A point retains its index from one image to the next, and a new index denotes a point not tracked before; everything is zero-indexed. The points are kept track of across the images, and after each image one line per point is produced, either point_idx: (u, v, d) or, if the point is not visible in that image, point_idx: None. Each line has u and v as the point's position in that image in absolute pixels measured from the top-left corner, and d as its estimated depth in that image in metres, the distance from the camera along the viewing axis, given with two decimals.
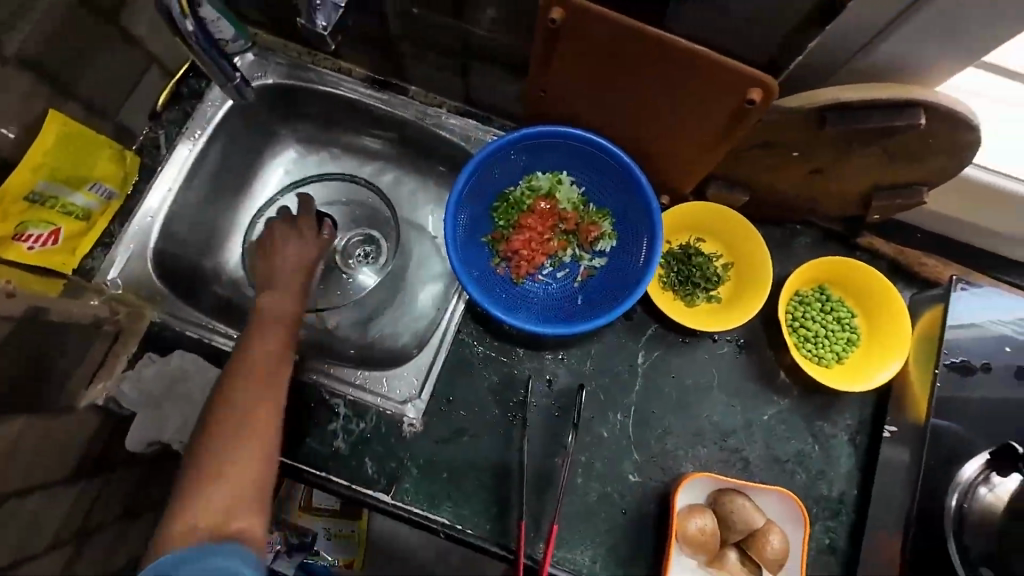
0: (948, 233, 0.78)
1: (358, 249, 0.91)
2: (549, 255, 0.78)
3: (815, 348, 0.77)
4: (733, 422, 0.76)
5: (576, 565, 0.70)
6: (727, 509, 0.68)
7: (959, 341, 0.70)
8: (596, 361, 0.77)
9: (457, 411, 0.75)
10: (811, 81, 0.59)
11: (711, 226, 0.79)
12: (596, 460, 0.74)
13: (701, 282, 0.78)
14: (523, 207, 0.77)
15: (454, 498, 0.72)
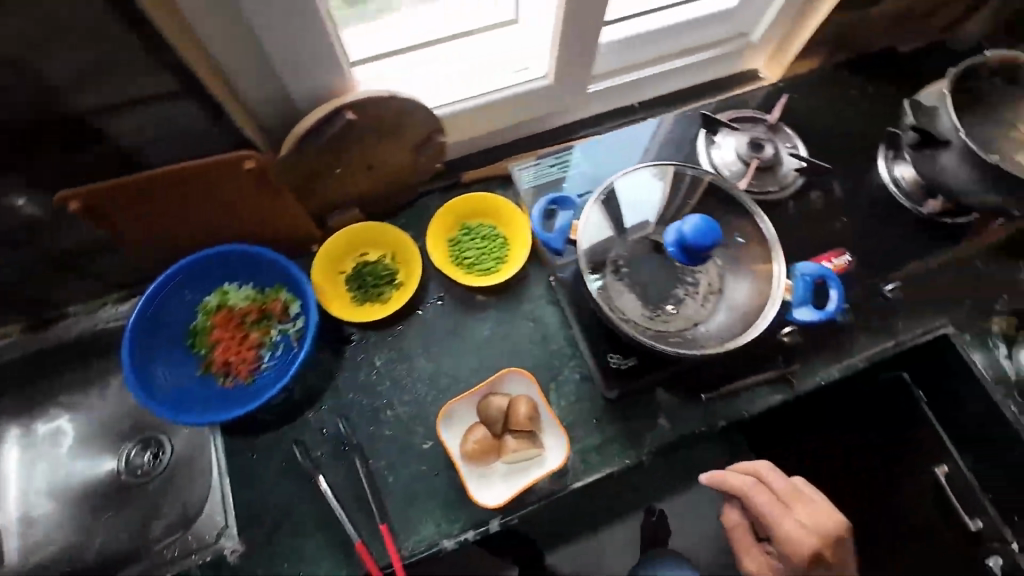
0: (506, 139, 1.05)
1: (139, 456, 0.94)
2: (259, 346, 0.90)
3: (484, 264, 0.98)
4: (469, 351, 0.94)
5: (425, 538, 0.81)
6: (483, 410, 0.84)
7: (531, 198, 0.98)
8: (348, 389, 0.90)
9: (266, 509, 0.83)
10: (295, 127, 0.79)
11: (361, 241, 0.98)
12: (393, 455, 0.86)
13: (381, 281, 0.96)
14: (213, 328, 0.89)
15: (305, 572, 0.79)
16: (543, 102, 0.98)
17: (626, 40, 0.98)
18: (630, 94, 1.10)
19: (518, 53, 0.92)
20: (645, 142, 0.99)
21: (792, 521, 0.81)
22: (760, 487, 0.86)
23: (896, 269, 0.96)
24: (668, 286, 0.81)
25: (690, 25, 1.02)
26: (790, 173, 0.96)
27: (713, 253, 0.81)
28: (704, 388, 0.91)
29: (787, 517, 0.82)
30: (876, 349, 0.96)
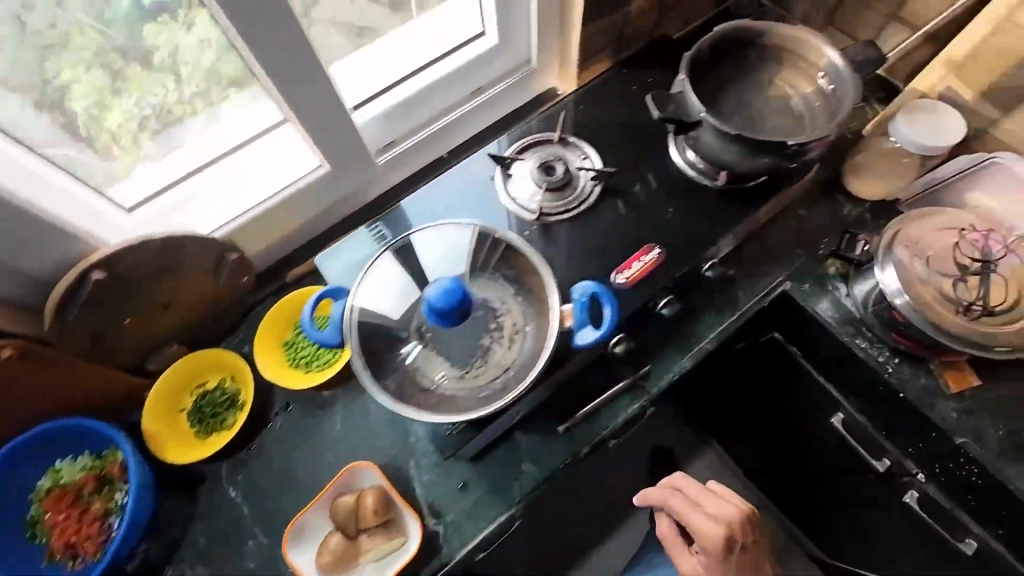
0: (320, 227, 1.05)
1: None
2: (104, 516, 0.86)
3: (320, 362, 0.97)
4: (325, 452, 0.92)
5: None
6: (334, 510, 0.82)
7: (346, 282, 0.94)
8: (207, 528, 0.88)
9: None
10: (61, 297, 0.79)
11: (195, 372, 0.96)
12: None
13: (220, 407, 0.94)
14: (48, 512, 0.86)
15: None
16: (333, 187, 0.99)
17: (393, 109, 1.02)
18: (429, 149, 1.14)
19: (289, 153, 0.92)
20: (445, 194, 0.99)
21: (701, 516, 1.01)
22: (675, 494, 1.06)
23: (715, 243, 0.95)
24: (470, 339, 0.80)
25: (457, 73, 1.06)
26: (588, 183, 0.97)
27: (498, 296, 0.82)
28: (561, 419, 0.90)
29: (699, 513, 1.02)
30: (719, 328, 0.97)
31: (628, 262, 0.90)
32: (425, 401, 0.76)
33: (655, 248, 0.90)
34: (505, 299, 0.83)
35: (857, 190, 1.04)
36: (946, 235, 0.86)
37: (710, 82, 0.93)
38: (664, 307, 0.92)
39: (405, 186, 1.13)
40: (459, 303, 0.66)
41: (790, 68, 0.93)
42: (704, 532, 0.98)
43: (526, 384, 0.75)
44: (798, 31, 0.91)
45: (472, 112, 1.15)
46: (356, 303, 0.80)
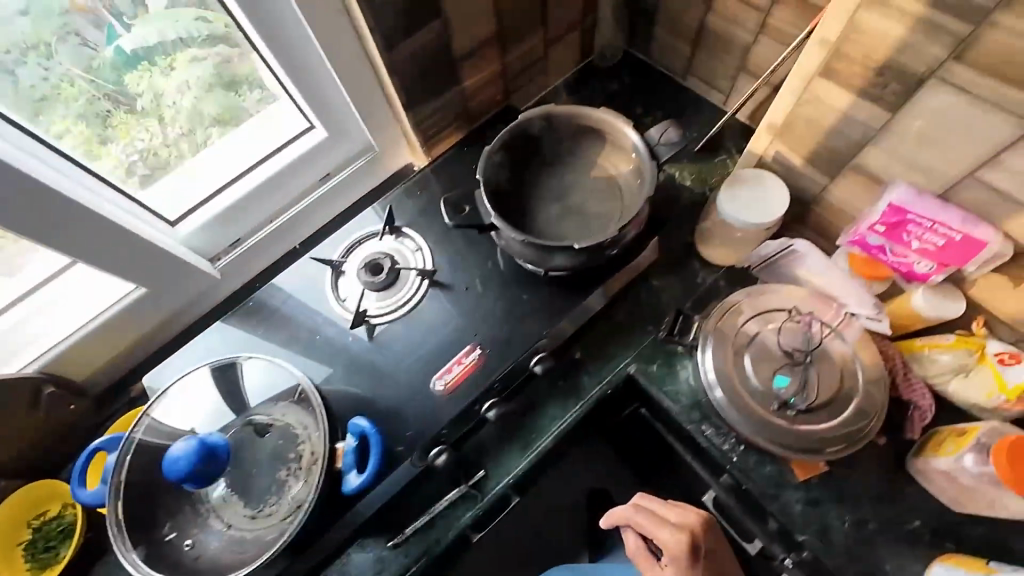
0: (162, 339, 1.04)
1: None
2: None
3: None
4: None
5: None
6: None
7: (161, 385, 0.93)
8: None
9: None
10: None
11: (33, 502, 0.94)
12: None
13: (49, 543, 0.91)
14: None
15: None
16: (159, 306, 0.96)
17: (217, 216, 0.99)
18: (277, 244, 1.11)
19: (97, 281, 0.90)
20: (273, 299, 0.96)
21: (667, 529, 0.78)
22: (636, 511, 0.83)
23: (547, 334, 0.88)
24: (246, 476, 0.78)
25: (288, 169, 1.03)
26: (414, 280, 0.93)
27: (280, 424, 0.81)
28: (391, 534, 0.86)
29: (664, 526, 0.79)
30: (562, 421, 0.92)
31: (448, 366, 0.86)
32: (198, 550, 0.76)
33: (476, 347, 0.87)
34: (287, 425, 0.81)
35: (710, 257, 0.98)
36: (769, 317, 0.81)
37: (523, 174, 0.91)
38: (491, 410, 0.88)
39: (254, 284, 1.11)
40: (197, 465, 0.63)
41: (608, 148, 0.89)
42: (669, 547, 0.76)
43: (292, 529, 0.73)
44: (607, 117, 0.87)
45: (321, 200, 1.12)
46: (152, 414, 0.81)
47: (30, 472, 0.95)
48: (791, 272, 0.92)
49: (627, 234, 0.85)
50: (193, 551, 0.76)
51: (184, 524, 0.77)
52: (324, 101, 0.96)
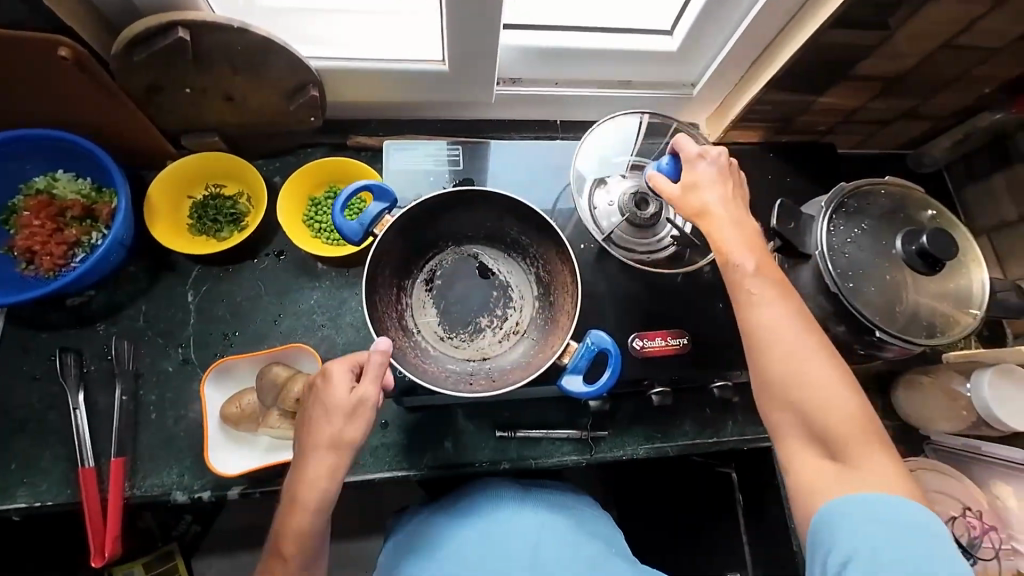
0: (406, 116, 1.01)
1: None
2: (72, 243, 0.86)
3: (331, 234, 0.93)
4: (281, 312, 0.90)
5: (160, 484, 0.79)
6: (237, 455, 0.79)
7: (398, 169, 0.92)
8: (151, 310, 0.88)
9: (14, 405, 0.80)
10: (134, 20, 0.72)
11: (222, 173, 0.94)
12: (165, 394, 0.83)
13: (223, 219, 0.92)
14: (27, 212, 0.85)
15: (29, 481, 0.77)
16: (438, 88, 0.92)
17: (541, 49, 0.92)
18: (546, 108, 1.05)
19: (416, 30, 0.85)
20: (549, 162, 0.96)
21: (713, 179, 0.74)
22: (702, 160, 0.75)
23: (739, 368, 0.89)
24: (476, 314, 0.77)
25: (623, 55, 0.95)
26: (666, 238, 0.91)
27: (534, 296, 0.78)
28: (502, 425, 0.88)
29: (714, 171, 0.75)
30: (694, 441, 0.91)
31: (653, 333, 0.87)
32: (379, 326, 0.69)
33: (686, 337, 0.87)
34: (531, 302, 0.78)
35: (900, 406, 0.97)
36: None
37: (874, 222, 0.76)
38: (657, 394, 0.89)
39: (501, 126, 1.07)
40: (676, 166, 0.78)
41: (957, 283, 0.76)
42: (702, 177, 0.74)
43: (463, 394, 0.68)
44: (971, 258, 0.77)
45: (610, 100, 1.05)
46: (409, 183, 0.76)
47: (234, 146, 0.95)
48: (980, 477, 0.90)
49: (887, 352, 0.79)
50: (379, 321, 0.69)
51: (383, 288, 0.72)
52: (714, 22, 0.89)
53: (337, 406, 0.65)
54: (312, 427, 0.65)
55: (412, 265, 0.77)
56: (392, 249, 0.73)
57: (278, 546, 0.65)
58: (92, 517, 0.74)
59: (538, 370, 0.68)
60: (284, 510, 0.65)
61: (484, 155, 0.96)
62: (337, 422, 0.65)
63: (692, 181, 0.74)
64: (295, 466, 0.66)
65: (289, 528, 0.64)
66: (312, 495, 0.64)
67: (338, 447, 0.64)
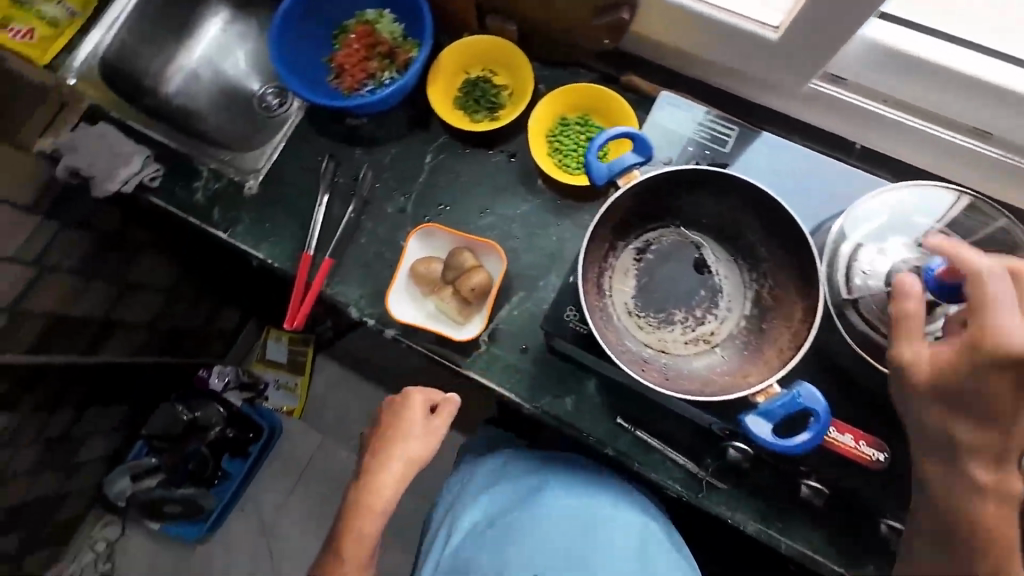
0: (692, 73, 0.92)
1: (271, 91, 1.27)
2: (370, 74, 1.00)
3: (565, 159, 0.94)
4: (489, 207, 0.95)
5: (345, 295, 0.93)
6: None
7: (659, 125, 0.86)
8: (396, 155, 0.99)
9: (283, 181, 1.00)
10: None
11: (500, 61, 0.98)
12: (377, 228, 0.96)
13: (484, 103, 0.97)
14: (352, 35, 1.00)
15: (271, 241, 0.97)
16: (749, 58, 0.81)
17: (904, 55, 0.73)
18: (857, 126, 0.87)
19: None
20: (827, 186, 0.81)
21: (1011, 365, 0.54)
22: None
23: None
24: (673, 303, 0.71)
25: (1010, 100, 0.72)
26: (930, 336, 0.72)
27: (745, 319, 0.69)
28: (625, 415, 0.85)
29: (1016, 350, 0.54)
30: (816, 556, 0.77)
31: (846, 428, 0.74)
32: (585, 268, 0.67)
33: (887, 455, 0.73)
34: (736, 320, 0.70)
35: None
36: None
37: None
38: (807, 487, 0.76)
39: (789, 123, 0.92)
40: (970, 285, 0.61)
41: None
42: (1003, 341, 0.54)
43: (629, 375, 0.65)
44: None
45: (947, 146, 0.83)
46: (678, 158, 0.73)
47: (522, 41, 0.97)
48: None
49: None
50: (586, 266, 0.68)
51: (601, 236, 0.69)
52: None
53: (419, 429, 0.78)
54: (391, 444, 0.77)
55: (636, 226, 0.72)
56: (625, 204, 0.69)
57: (340, 548, 0.73)
58: (298, 293, 0.91)
59: (719, 395, 0.63)
60: (344, 520, 0.74)
61: (758, 147, 0.83)
62: (414, 446, 0.77)
63: (985, 302, 0.56)
64: (359, 483, 0.76)
65: (358, 532, 0.73)
66: (381, 504, 0.74)
67: (411, 463, 0.76)
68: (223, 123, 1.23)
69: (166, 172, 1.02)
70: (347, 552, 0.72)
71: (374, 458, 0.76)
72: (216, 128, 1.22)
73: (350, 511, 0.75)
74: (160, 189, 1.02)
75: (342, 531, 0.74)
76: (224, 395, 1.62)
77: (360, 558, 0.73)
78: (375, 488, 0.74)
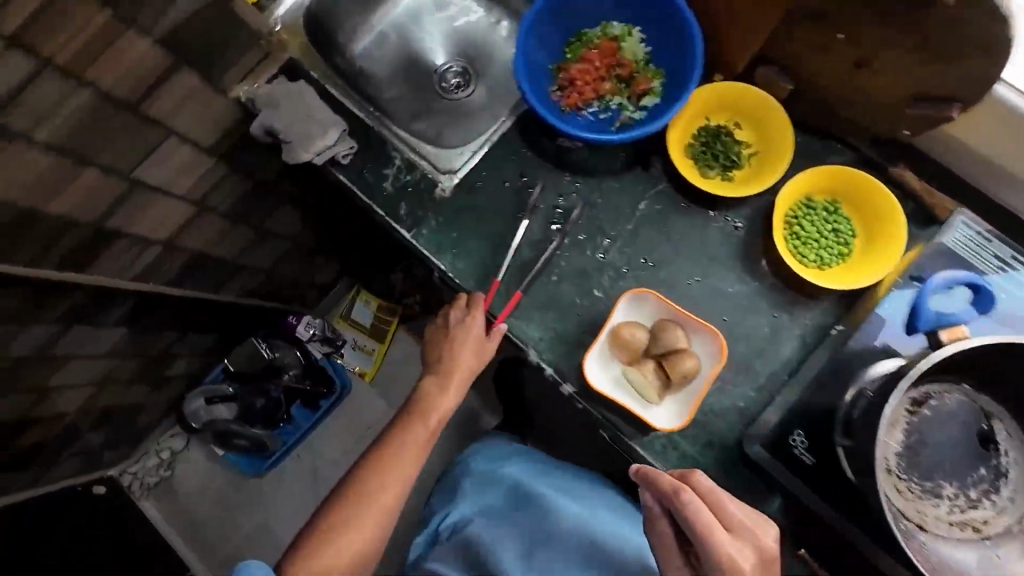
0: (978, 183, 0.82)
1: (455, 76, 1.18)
2: (598, 95, 0.90)
3: (806, 248, 0.83)
4: (699, 277, 0.86)
5: (525, 334, 0.87)
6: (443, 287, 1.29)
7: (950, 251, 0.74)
8: (607, 193, 0.90)
9: (479, 191, 0.93)
10: None
11: (751, 115, 0.87)
12: (571, 269, 0.88)
13: (721, 160, 0.86)
14: (590, 48, 0.90)
15: (455, 253, 0.91)
16: None
17: None
18: None
19: None
20: None
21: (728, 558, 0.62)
22: None
23: None
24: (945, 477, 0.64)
25: None
26: None
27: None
28: None
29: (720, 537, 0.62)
30: None
31: None
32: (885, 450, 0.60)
33: None
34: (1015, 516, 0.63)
35: None
36: None
37: None
38: None
39: None
40: None
41: None
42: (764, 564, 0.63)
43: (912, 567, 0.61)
44: None
45: None
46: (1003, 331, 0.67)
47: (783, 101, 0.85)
48: None
49: None
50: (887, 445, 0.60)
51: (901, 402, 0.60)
52: None
53: (456, 316, 0.87)
54: (455, 349, 0.87)
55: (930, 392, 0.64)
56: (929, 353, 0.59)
57: (420, 412, 0.87)
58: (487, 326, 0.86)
59: None
60: (416, 406, 0.87)
61: None
62: (467, 358, 0.86)
63: None
64: (433, 375, 0.88)
65: (427, 411, 0.87)
66: (447, 406, 0.87)
67: (471, 368, 0.87)
68: (403, 94, 1.18)
69: (359, 148, 0.96)
70: (418, 432, 0.86)
71: (454, 356, 0.87)
72: (395, 97, 1.16)
73: (417, 407, 0.88)
74: (347, 167, 0.96)
75: (411, 419, 0.87)
76: (307, 345, 1.67)
77: (427, 438, 0.87)
78: (451, 389, 0.87)
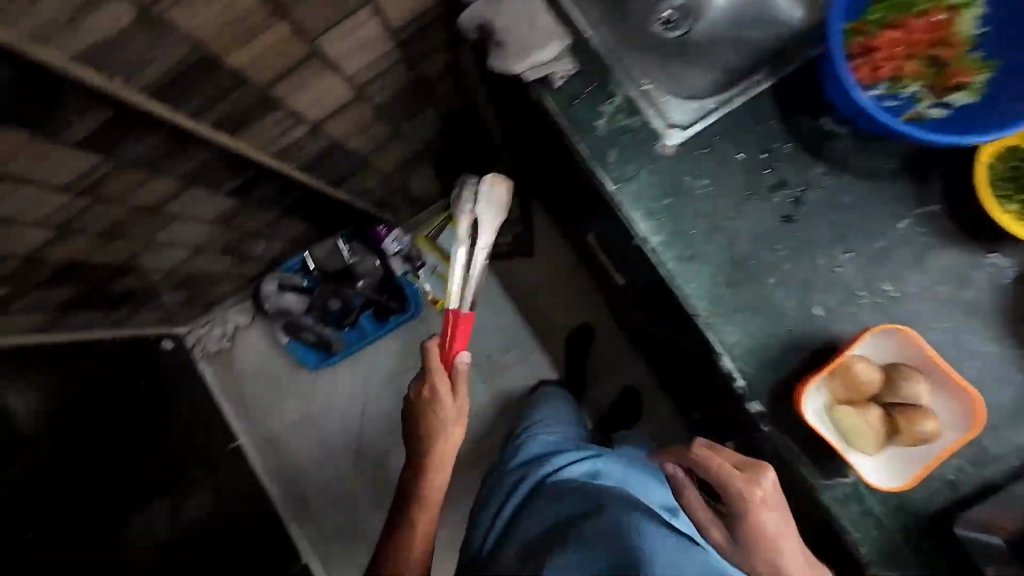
0: None
1: (668, 12, 0.84)
2: (896, 74, 0.73)
3: None
4: (946, 324, 0.73)
5: (722, 335, 0.76)
6: (593, 242, 1.15)
7: None
8: (862, 197, 0.76)
9: (708, 158, 0.79)
10: None
11: None
12: (795, 276, 0.76)
13: None
14: (911, 12, 0.71)
15: (661, 224, 0.78)
16: None
17: None
18: None
19: None
20: None
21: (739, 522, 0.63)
22: None
23: None
24: None
25: None
26: None
27: None
28: None
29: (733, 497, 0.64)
30: None
31: None
32: None
33: None
34: None
35: None
36: None
37: None
38: None
39: None
40: None
41: None
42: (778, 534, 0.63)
43: None
44: None
45: None
46: None
47: None
48: None
49: None
50: None
51: None
52: None
53: (426, 388, 0.85)
54: (428, 416, 0.85)
55: None
56: None
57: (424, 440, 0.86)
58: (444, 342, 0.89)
59: None
60: (421, 414, 0.87)
61: None
62: (450, 421, 0.85)
63: None
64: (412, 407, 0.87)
65: (430, 443, 0.85)
66: (455, 436, 0.85)
67: (441, 430, 0.85)
68: None
69: (579, 72, 0.81)
70: (431, 454, 0.85)
71: (439, 398, 0.85)
72: None
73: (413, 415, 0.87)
74: (557, 91, 0.81)
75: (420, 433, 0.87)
76: (389, 258, 1.46)
77: (444, 454, 0.86)
78: (455, 405, 0.85)
